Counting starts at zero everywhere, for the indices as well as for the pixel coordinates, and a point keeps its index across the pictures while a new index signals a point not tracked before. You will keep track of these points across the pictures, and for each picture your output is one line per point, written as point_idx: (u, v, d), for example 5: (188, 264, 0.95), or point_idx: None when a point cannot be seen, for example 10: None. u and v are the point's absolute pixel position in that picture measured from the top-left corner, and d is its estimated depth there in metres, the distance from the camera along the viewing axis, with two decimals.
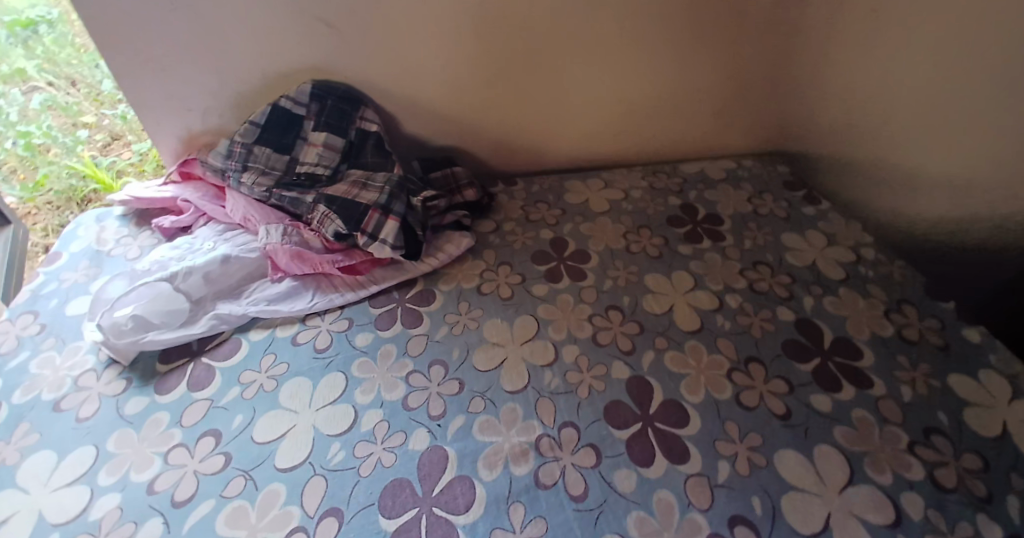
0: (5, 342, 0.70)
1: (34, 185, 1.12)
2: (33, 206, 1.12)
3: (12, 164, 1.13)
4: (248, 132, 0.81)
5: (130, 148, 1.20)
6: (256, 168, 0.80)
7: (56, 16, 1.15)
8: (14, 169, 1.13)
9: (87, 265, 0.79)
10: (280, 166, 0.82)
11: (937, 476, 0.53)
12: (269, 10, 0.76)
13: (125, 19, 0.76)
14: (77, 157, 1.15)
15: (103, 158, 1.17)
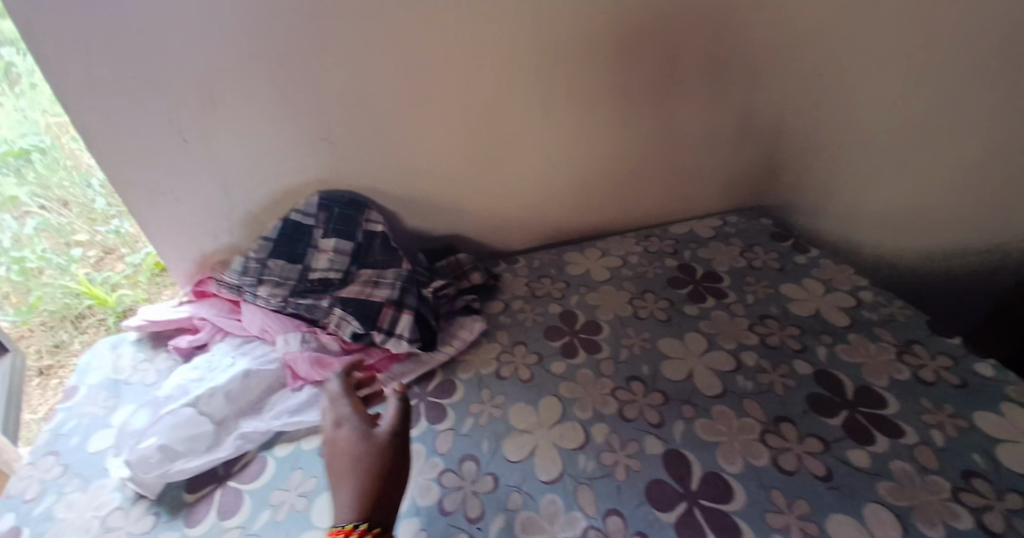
0: (28, 489, 0.69)
1: (27, 307, 1.24)
2: (26, 328, 1.25)
3: (2, 288, 1.25)
4: (261, 247, 0.84)
5: (122, 260, 1.30)
6: (271, 280, 0.83)
7: (48, 144, 1.19)
8: (6, 293, 1.25)
9: (106, 398, 0.80)
10: (294, 275, 0.84)
11: (990, 523, 0.52)
12: (274, 137, 0.82)
13: (142, 163, 0.82)
14: (69, 276, 1.26)
15: (95, 274, 1.28)
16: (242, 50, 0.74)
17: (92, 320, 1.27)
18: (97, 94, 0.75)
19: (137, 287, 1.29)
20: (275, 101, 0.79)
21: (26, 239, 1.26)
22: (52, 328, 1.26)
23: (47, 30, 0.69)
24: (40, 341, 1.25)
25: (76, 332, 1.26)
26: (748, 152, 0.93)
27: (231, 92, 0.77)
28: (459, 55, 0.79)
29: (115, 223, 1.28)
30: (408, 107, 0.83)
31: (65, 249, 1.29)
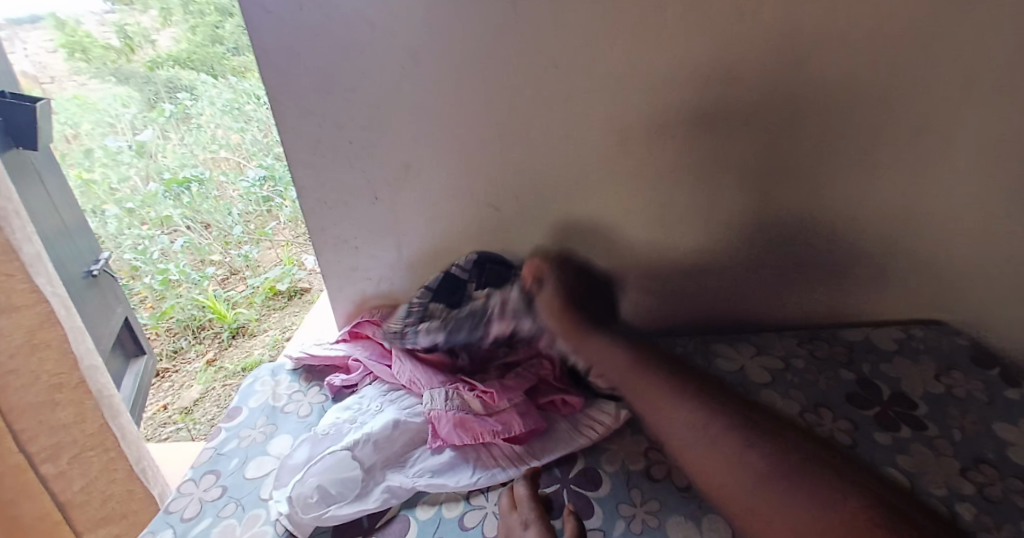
0: (189, 507, 0.73)
1: (159, 314, 1.63)
2: (156, 331, 1.64)
3: (143, 294, 1.65)
4: (424, 294, 0.89)
5: (244, 281, 1.70)
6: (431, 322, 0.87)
7: (205, 176, 1.67)
8: (143, 299, 1.65)
9: (264, 422, 0.84)
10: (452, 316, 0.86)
11: None
12: (452, 199, 0.90)
13: (334, 211, 0.92)
14: (200, 291, 1.62)
15: (221, 291, 1.65)
16: (444, 123, 0.83)
17: (210, 332, 1.61)
18: (317, 152, 0.87)
19: (251, 307, 1.66)
20: (459, 168, 0.87)
21: (173, 253, 1.64)
22: (174, 335, 1.63)
23: (297, 94, 0.83)
24: (162, 344, 1.64)
25: (193, 340, 1.62)
26: (946, 271, 0.83)
27: (426, 156, 0.86)
28: (644, 145, 0.81)
29: (245, 249, 1.70)
30: (580, 186, 0.86)
31: (202, 267, 1.67)
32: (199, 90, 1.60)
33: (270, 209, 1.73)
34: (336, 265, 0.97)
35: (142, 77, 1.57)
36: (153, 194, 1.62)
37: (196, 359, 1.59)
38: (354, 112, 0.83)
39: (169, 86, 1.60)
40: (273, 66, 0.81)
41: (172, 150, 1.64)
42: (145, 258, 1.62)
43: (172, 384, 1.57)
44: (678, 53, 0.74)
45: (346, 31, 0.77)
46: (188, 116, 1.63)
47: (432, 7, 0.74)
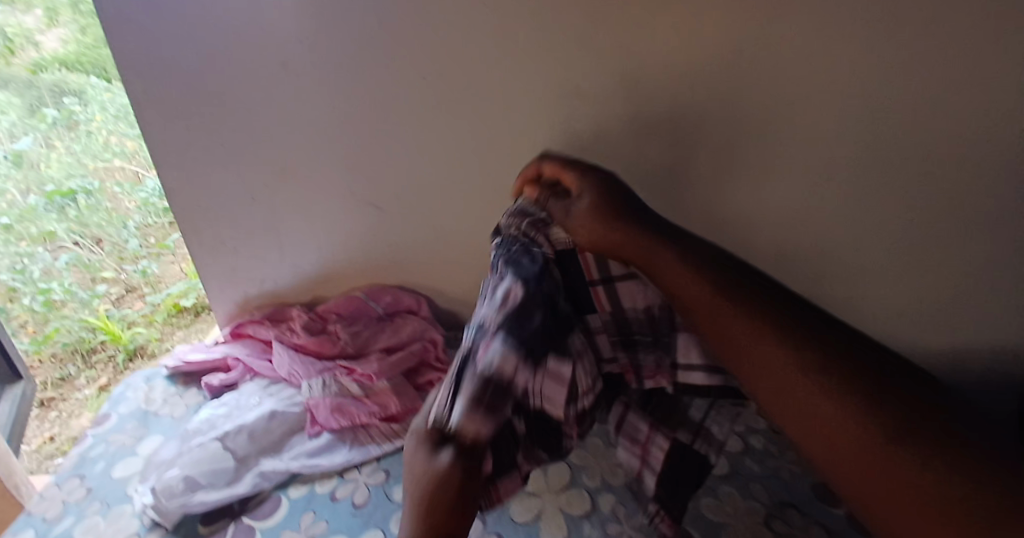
0: (52, 508, 0.73)
1: (43, 338, 1.53)
2: (38, 358, 1.52)
3: (24, 317, 1.56)
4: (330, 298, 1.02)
5: (141, 298, 1.60)
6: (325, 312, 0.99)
7: (94, 187, 1.65)
8: (25, 322, 1.55)
9: (134, 427, 0.84)
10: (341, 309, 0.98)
11: None
12: (328, 199, 0.95)
13: (211, 214, 0.96)
14: (90, 310, 1.57)
15: (115, 310, 1.57)
16: (318, 129, 0.88)
17: (102, 355, 1.53)
18: (187, 157, 0.91)
19: (150, 327, 1.56)
20: (336, 171, 0.92)
21: (57, 271, 1.60)
22: (60, 362, 1.52)
23: (163, 101, 0.87)
24: (47, 373, 1.51)
25: (82, 366, 1.52)
26: None
27: (302, 159, 0.91)
28: None
29: (141, 264, 1.63)
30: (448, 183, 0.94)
31: (92, 285, 1.61)
32: (88, 95, 1.64)
33: (172, 221, 1.70)
34: (218, 266, 1.01)
35: (23, 81, 1.63)
36: (34, 207, 1.61)
37: (86, 386, 1.48)
38: (226, 117, 0.88)
39: (54, 92, 1.65)
40: (138, 73, 0.85)
41: (59, 161, 1.64)
42: (25, 278, 1.57)
43: (59, 415, 1.43)
44: None
45: (213, 42, 0.82)
46: (74, 122, 1.66)
47: (296, 20, 0.79)
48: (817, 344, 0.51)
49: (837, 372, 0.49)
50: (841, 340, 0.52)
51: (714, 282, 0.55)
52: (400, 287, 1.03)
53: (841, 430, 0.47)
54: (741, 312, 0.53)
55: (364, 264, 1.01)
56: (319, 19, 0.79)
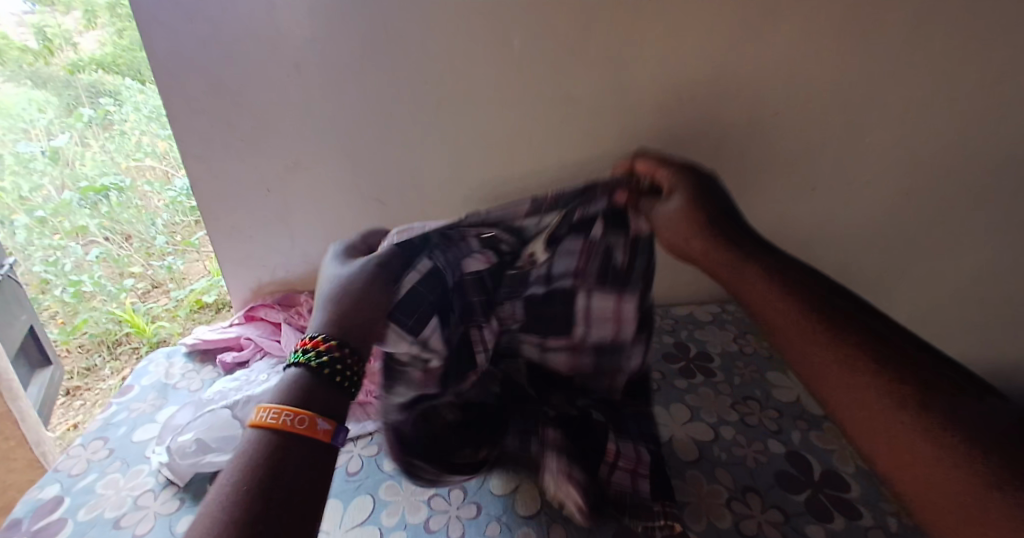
0: (76, 465, 0.81)
1: (70, 329, 1.70)
2: (67, 347, 1.69)
3: (54, 308, 1.73)
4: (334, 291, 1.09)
5: (167, 294, 1.71)
6: None
7: (126, 184, 1.74)
8: (55, 314, 1.73)
9: (155, 396, 0.92)
10: None
11: None
12: (338, 194, 1.03)
13: (229, 203, 1.04)
14: (117, 303, 1.68)
15: (141, 304, 1.69)
16: (331, 128, 0.97)
17: (126, 347, 1.65)
18: (210, 149, 0.99)
19: (174, 321, 1.65)
20: (346, 167, 1.00)
21: (88, 264, 1.74)
22: (87, 352, 1.67)
23: (191, 98, 0.94)
24: (75, 362, 1.67)
25: (108, 357, 1.66)
26: None
27: (316, 156, 1.00)
28: (500, 149, 0.99)
29: (167, 259, 1.73)
30: (450, 182, 1.02)
31: (120, 279, 1.74)
32: (123, 96, 1.66)
33: (197, 220, 1.76)
34: (233, 253, 1.09)
35: (61, 80, 1.67)
36: (68, 202, 1.73)
37: (111, 376, 1.62)
38: (246, 115, 0.96)
39: (90, 91, 1.69)
40: (167, 71, 0.92)
41: (93, 160, 1.75)
42: (57, 270, 1.72)
43: (84, 403, 1.59)
44: (519, 76, 0.92)
45: (238, 47, 0.90)
46: (109, 121, 1.72)
47: (315, 30, 0.89)
48: (895, 342, 0.53)
49: (883, 367, 0.51)
50: (878, 329, 0.54)
51: (782, 282, 0.58)
52: None
53: (895, 416, 0.49)
54: (814, 300, 0.56)
55: None
56: (337, 30, 0.89)
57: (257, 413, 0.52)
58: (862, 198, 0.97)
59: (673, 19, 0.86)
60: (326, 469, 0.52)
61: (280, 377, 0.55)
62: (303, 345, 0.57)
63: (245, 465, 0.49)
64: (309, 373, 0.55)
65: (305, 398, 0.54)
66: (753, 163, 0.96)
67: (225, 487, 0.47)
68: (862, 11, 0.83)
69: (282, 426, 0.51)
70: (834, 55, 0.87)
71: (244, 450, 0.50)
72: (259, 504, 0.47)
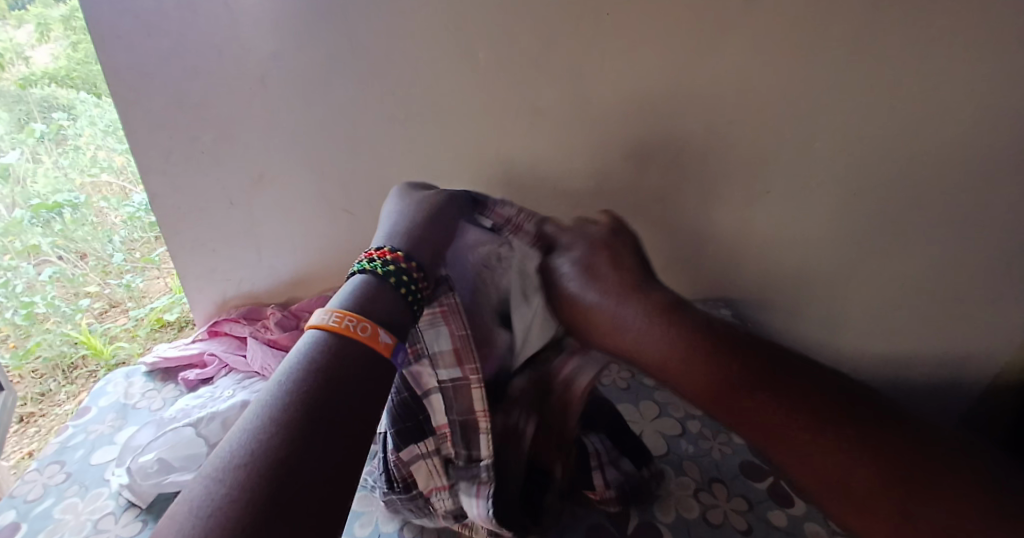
0: (31, 491, 0.78)
1: (24, 354, 1.59)
2: (20, 372, 1.59)
3: (5, 331, 1.61)
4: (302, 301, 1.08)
5: (126, 313, 1.70)
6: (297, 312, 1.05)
7: (81, 200, 1.69)
8: (7, 337, 1.61)
9: (113, 418, 0.89)
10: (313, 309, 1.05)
11: None
12: (304, 205, 1.02)
13: (191, 216, 1.02)
14: (74, 324, 1.65)
15: (98, 324, 1.67)
16: (296, 139, 0.96)
17: (84, 370, 1.62)
18: (170, 163, 0.97)
19: (133, 342, 1.67)
20: (311, 178, 1.00)
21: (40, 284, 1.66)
22: (41, 377, 1.60)
23: (148, 111, 0.93)
24: (28, 387, 1.58)
25: (63, 381, 1.60)
26: (708, 254, 1.08)
27: (281, 168, 0.99)
28: (467, 157, 0.99)
29: (127, 277, 1.72)
30: None
31: (75, 299, 1.69)
32: (78, 110, 1.62)
33: (158, 236, 1.75)
34: (197, 268, 1.07)
35: (12, 95, 1.59)
36: (18, 220, 1.62)
37: (67, 401, 1.57)
38: (208, 128, 0.95)
39: (42, 105, 1.62)
40: (126, 84, 0.91)
41: (44, 176, 1.66)
42: (8, 291, 1.62)
43: (39, 430, 1.53)
44: (484, 87, 0.93)
45: (200, 59, 0.89)
46: (63, 137, 1.66)
47: (279, 42, 0.89)
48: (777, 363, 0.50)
49: (818, 415, 0.46)
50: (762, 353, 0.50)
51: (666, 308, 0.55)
52: None
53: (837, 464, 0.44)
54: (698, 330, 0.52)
55: (335, 266, 1.09)
56: (301, 42, 0.89)
57: (330, 318, 0.51)
58: (817, 203, 1.00)
59: (633, 31, 0.89)
60: (383, 380, 0.51)
61: (355, 284, 0.56)
62: (374, 257, 0.59)
63: (318, 365, 0.48)
64: (378, 281, 0.56)
65: (372, 311, 0.53)
66: (714, 167, 0.99)
67: (274, 397, 0.45)
68: (810, 24, 0.87)
69: (346, 329, 0.51)
70: (787, 61, 0.90)
71: (323, 346, 0.50)
72: (310, 413, 0.45)
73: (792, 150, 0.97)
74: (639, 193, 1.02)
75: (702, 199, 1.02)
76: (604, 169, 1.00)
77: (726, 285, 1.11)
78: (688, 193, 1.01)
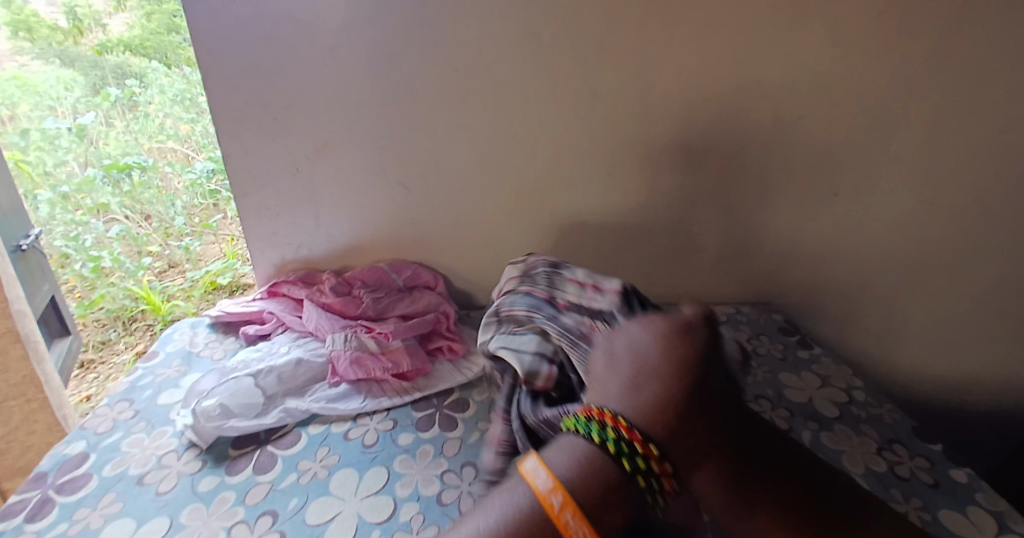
0: (103, 424, 0.84)
1: (89, 304, 1.70)
2: (84, 321, 1.70)
3: (72, 282, 1.74)
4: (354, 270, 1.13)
5: (182, 274, 1.79)
6: (347, 279, 1.08)
7: (148, 164, 1.78)
8: (74, 287, 1.74)
9: (179, 363, 0.95)
10: (364, 280, 1.09)
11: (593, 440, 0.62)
12: (363, 177, 1.05)
13: (259, 180, 1.06)
14: (134, 280, 1.73)
15: (158, 282, 1.75)
16: (361, 111, 0.99)
17: (142, 323, 1.71)
18: (243, 127, 1.01)
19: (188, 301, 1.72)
20: (372, 151, 1.02)
21: (106, 240, 1.76)
22: (103, 326, 1.71)
23: (227, 77, 0.97)
24: (90, 335, 1.70)
25: (123, 331, 1.70)
26: (763, 255, 1.05)
27: (345, 137, 1.02)
28: (524, 139, 0.99)
29: (186, 240, 1.80)
30: (474, 171, 1.03)
31: (138, 257, 1.79)
32: (149, 78, 1.79)
33: (216, 203, 1.85)
34: (260, 230, 1.11)
35: (88, 61, 1.77)
36: (91, 179, 1.74)
37: (124, 351, 1.66)
38: (280, 93, 0.98)
39: (117, 72, 1.79)
40: (208, 48, 0.95)
41: (115, 139, 1.79)
42: (76, 245, 1.72)
43: (97, 376, 1.60)
44: (545, 67, 0.93)
45: (277, 27, 0.93)
46: (135, 102, 1.80)
47: (352, 15, 0.91)
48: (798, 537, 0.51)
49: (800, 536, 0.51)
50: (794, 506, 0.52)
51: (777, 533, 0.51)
52: (419, 264, 1.13)
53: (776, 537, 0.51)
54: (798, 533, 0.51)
55: (388, 239, 1.12)
56: (371, 15, 0.91)
57: None
58: (883, 207, 0.96)
59: (702, 18, 0.87)
60: None
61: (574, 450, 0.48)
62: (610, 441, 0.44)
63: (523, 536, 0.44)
64: (592, 447, 0.48)
65: (586, 487, 0.45)
66: (779, 164, 0.96)
67: None
68: (888, 17, 0.84)
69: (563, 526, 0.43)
70: (866, 57, 0.87)
71: (522, 514, 0.45)
72: None
73: (862, 151, 0.93)
74: (696, 187, 1.00)
75: (763, 195, 0.99)
76: (663, 158, 0.98)
77: (780, 288, 1.07)
78: (748, 189, 0.99)
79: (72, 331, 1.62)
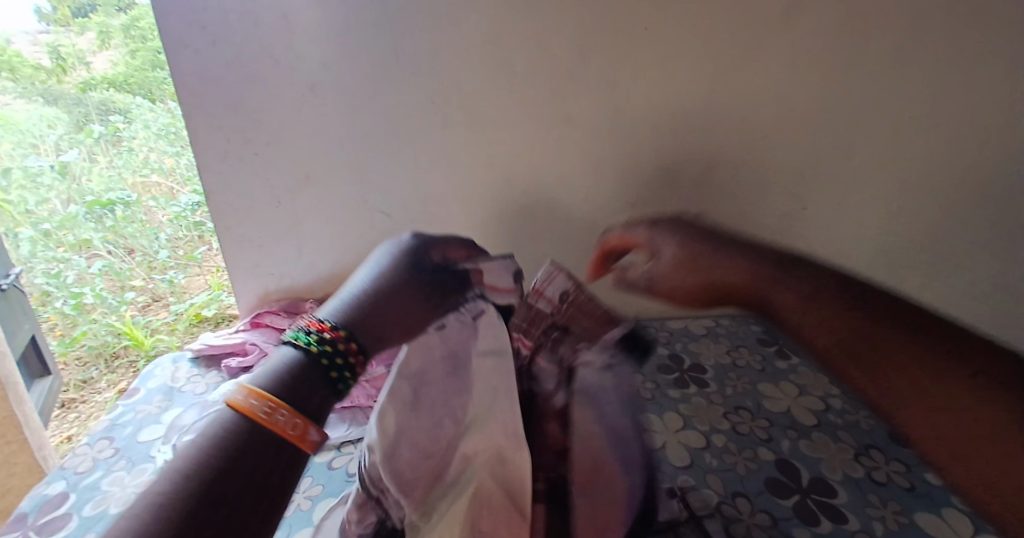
0: (82, 464, 0.83)
1: (70, 341, 1.69)
2: (65, 359, 1.69)
3: (54, 320, 1.74)
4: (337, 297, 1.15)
5: (167, 307, 1.74)
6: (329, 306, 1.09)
7: (132, 199, 1.79)
8: (54, 325, 1.74)
9: (160, 399, 0.95)
10: None
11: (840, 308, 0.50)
12: (345, 206, 1.06)
13: (240, 213, 1.07)
14: (117, 316, 1.71)
15: (141, 317, 1.72)
16: (339, 143, 1.01)
17: (125, 360, 1.68)
18: (224, 164, 1.03)
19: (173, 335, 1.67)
20: (352, 181, 1.04)
21: (90, 276, 1.76)
22: (85, 364, 1.69)
23: (209, 115, 0.99)
24: (72, 373, 1.68)
25: (105, 369, 1.68)
26: None
27: (324, 169, 1.03)
28: (502, 165, 1.02)
29: (170, 273, 1.77)
30: (453, 197, 1.05)
31: (121, 292, 1.77)
32: (132, 114, 1.76)
33: (202, 235, 1.81)
34: (242, 263, 1.12)
35: (72, 97, 1.76)
36: (73, 216, 1.75)
37: (107, 389, 1.64)
38: (260, 129, 1.00)
39: (100, 108, 1.78)
40: (188, 88, 0.97)
41: (98, 175, 1.79)
42: (58, 283, 1.74)
43: (79, 415, 1.59)
44: (521, 97, 0.96)
45: (256, 67, 0.95)
46: (118, 137, 1.79)
47: (329, 51, 0.94)
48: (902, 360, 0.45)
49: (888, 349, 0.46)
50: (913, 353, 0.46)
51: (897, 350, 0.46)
52: None
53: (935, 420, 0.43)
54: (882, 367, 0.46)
55: None
56: (348, 53, 0.94)
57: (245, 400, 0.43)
58: (850, 218, 1.00)
59: (669, 45, 0.91)
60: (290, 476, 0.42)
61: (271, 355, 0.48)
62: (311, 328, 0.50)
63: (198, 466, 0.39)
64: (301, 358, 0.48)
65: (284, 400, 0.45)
66: (750, 179, 0.99)
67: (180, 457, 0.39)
68: (844, 39, 0.88)
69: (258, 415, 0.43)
70: (823, 75, 0.91)
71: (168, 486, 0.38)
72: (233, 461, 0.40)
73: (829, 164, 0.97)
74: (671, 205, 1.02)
75: (736, 211, 1.02)
76: (638, 178, 1.01)
77: None
78: (723, 205, 1.01)
79: (54, 370, 1.60)
